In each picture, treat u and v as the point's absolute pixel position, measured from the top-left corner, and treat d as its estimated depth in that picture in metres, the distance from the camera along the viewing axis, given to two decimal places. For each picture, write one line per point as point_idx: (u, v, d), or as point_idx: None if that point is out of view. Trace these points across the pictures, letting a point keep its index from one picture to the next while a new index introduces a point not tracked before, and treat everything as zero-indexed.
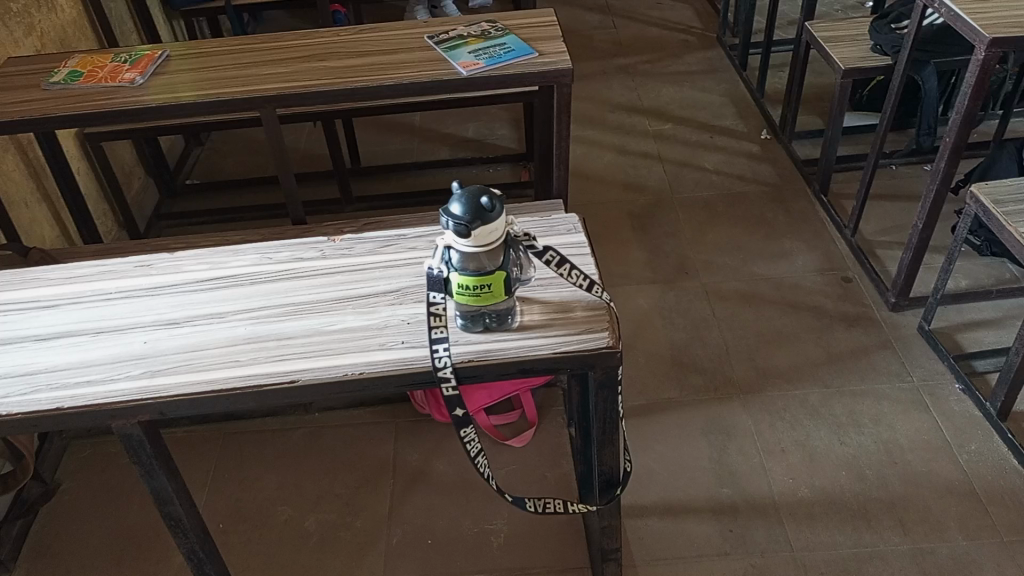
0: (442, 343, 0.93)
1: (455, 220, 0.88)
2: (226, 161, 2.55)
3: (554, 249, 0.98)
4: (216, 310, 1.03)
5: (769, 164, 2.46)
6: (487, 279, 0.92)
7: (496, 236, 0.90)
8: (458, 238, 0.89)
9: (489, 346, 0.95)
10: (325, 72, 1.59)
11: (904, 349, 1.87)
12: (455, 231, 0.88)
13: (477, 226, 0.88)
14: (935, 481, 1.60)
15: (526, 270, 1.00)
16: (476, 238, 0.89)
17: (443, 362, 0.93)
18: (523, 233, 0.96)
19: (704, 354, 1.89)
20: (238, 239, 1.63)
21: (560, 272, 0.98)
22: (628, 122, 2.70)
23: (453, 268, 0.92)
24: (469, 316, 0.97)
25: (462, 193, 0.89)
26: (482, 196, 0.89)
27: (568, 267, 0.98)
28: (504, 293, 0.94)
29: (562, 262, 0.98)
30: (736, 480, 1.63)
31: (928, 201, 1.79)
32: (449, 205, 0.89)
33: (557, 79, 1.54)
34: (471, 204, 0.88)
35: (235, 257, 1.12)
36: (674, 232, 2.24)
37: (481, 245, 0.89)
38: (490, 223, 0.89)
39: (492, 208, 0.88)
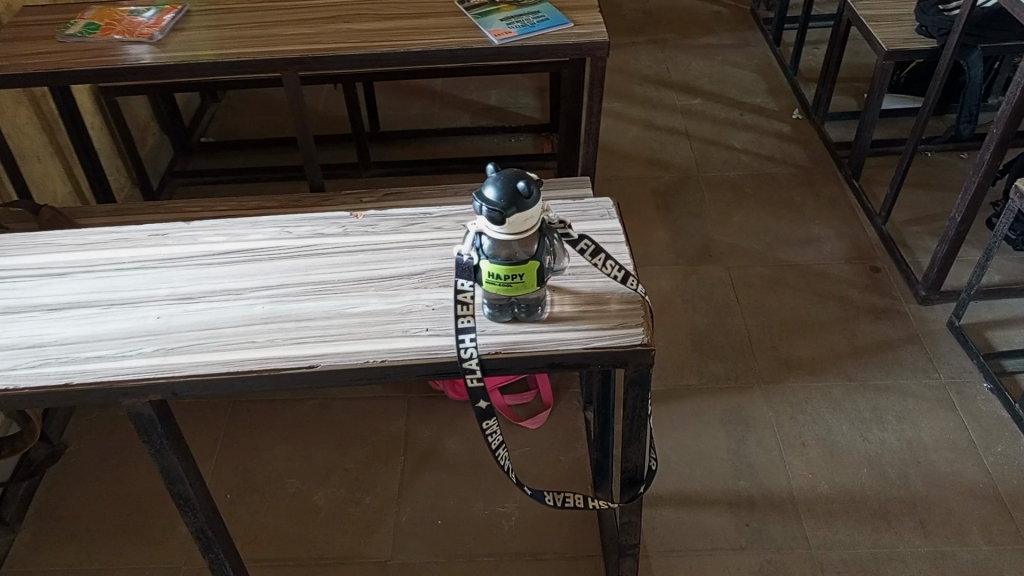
0: (468, 333, 0.90)
1: (489, 205, 0.84)
2: (242, 120, 2.49)
3: (589, 239, 0.94)
4: (233, 286, 0.99)
5: (800, 145, 2.39)
6: (518, 268, 0.87)
7: (530, 225, 0.86)
8: (491, 224, 0.85)
9: (518, 338, 0.91)
10: (350, 36, 1.52)
11: (932, 345, 1.82)
12: (488, 217, 0.84)
13: (512, 212, 0.83)
14: (959, 483, 1.56)
15: (559, 260, 0.95)
16: (509, 225, 0.84)
17: (469, 351, 0.89)
18: (558, 220, 0.92)
19: (726, 340, 1.85)
20: (256, 206, 1.58)
21: (595, 261, 0.94)
22: (655, 95, 2.62)
23: (482, 255, 0.88)
24: (497, 305, 0.93)
25: (499, 177, 0.84)
26: (518, 180, 0.84)
27: (603, 257, 0.94)
28: (535, 285, 0.89)
29: (597, 251, 0.94)
30: (753, 472, 1.59)
31: (968, 195, 1.72)
32: (483, 188, 0.84)
33: (591, 52, 1.47)
34: (507, 189, 0.84)
35: (253, 230, 1.08)
36: (699, 212, 2.18)
37: (513, 233, 0.85)
38: (527, 210, 0.84)
39: (528, 194, 0.84)
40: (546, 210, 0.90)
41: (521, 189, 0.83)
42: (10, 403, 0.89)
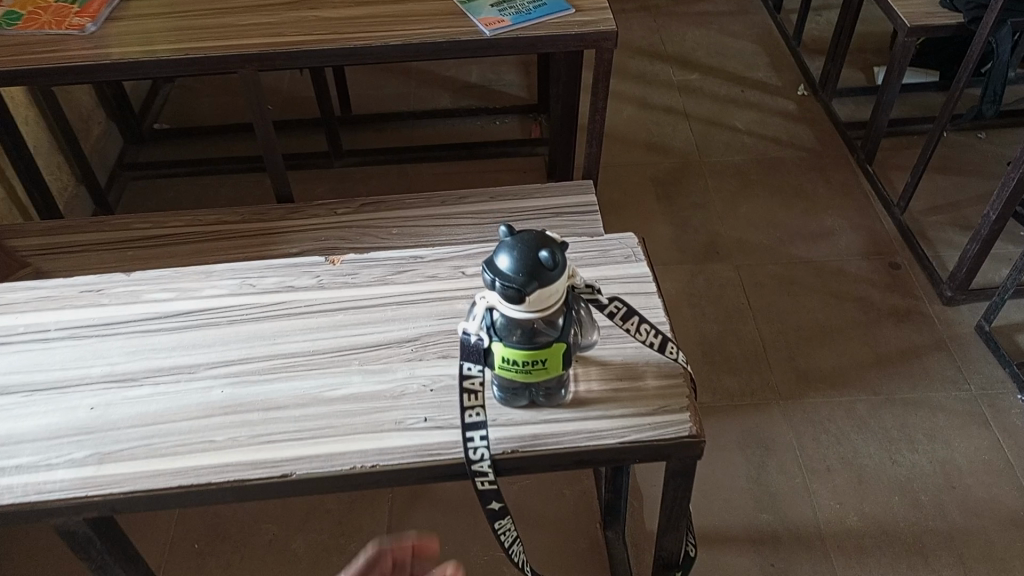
0: (478, 431, 0.73)
1: (504, 280, 0.66)
2: (199, 103, 2.26)
3: (620, 300, 0.79)
4: (185, 362, 0.81)
5: (807, 125, 2.22)
6: (541, 352, 0.70)
7: (554, 301, 0.68)
8: (506, 301, 0.68)
9: (538, 430, 0.75)
10: (318, 26, 1.31)
11: (960, 352, 1.69)
12: (503, 294, 0.67)
13: (534, 288, 0.66)
14: (998, 511, 1.44)
15: (589, 333, 0.78)
16: (529, 302, 0.67)
17: (479, 453, 0.72)
18: (586, 284, 0.76)
19: (739, 349, 1.70)
20: (215, 221, 1.39)
21: (626, 326, 0.78)
22: (649, 70, 2.43)
23: (494, 336, 0.71)
24: (510, 390, 0.76)
25: (516, 243, 0.67)
26: (541, 248, 0.67)
27: (637, 321, 0.78)
28: (560, 370, 0.72)
29: (629, 315, 0.79)
30: (776, 505, 1.46)
31: (1005, 191, 1.57)
32: (496, 258, 0.67)
33: (597, 43, 1.29)
34: (525, 258, 0.67)
35: (208, 282, 0.90)
36: (703, 203, 2.02)
37: (534, 310, 0.68)
38: (551, 284, 0.67)
39: (553, 265, 0.67)
40: (574, 276, 0.73)
41: (544, 259, 0.66)
42: None
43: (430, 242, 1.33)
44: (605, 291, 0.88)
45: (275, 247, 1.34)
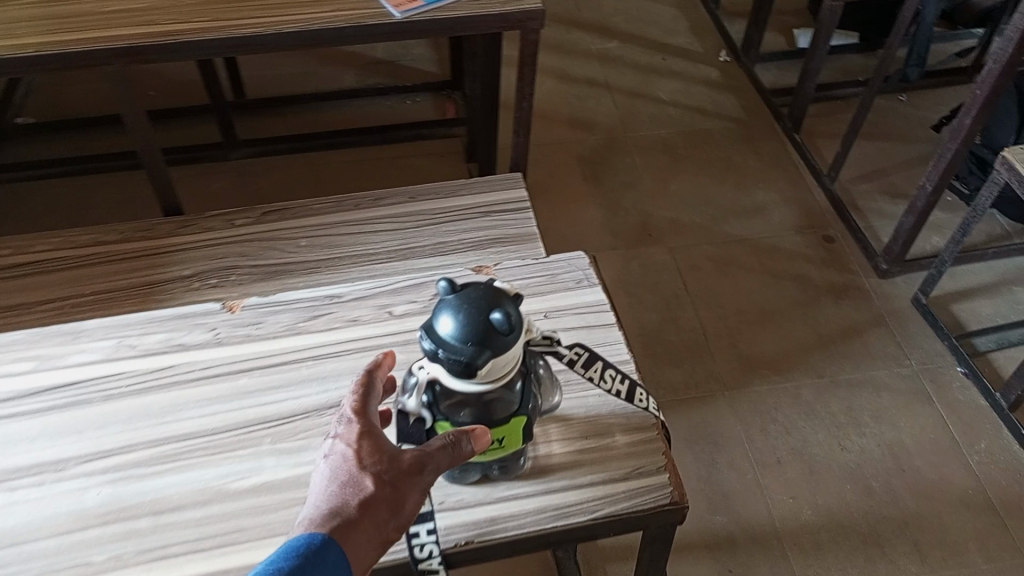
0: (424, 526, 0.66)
1: (454, 350, 0.60)
2: (69, 92, 2.01)
3: (582, 345, 0.71)
4: (58, 455, 0.72)
5: (731, 93, 2.15)
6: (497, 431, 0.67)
7: (509, 366, 0.63)
8: (455, 373, 0.62)
9: (494, 513, 0.67)
10: (197, 12, 1.13)
11: (899, 327, 1.65)
12: (452, 364, 0.61)
13: (487, 358, 0.60)
14: (948, 492, 1.42)
15: (550, 396, 0.74)
16: (483, 372, 0.62)
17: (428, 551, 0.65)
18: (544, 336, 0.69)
19: (680, 339, 1.63)
20: (91, 243, 1.20)
21: (589, 374, 0.71)
22: (567, 39, 2.30)
23: (438, 413, 0.66)
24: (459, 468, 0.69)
25: (463, 304, 0.61)
26: (492, 310, 0.61)
27: (600, 368, 0.71)
28: (519, 444, 0.69)
29: (592, 361, 0.71)
30: (729, 505, 1.40)
31: (943, 161, 1.52)
32: (443, 325, 0.61)
33: (522, 22, 1.15)
34: (474, 322, 0.61)
35: (79, 345, 0.80)
36: (632, 182, 1.92)
37: (490, 380, 0.63)
38: (507, 350, 0.61)
39: (507, 329, 0.61)
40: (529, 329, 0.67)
41: (496, 323, 0.60)
42: None
43: (346, 254, 1.18)
44: (560, 326, 0.80)
45: (166, 270, 1.16)
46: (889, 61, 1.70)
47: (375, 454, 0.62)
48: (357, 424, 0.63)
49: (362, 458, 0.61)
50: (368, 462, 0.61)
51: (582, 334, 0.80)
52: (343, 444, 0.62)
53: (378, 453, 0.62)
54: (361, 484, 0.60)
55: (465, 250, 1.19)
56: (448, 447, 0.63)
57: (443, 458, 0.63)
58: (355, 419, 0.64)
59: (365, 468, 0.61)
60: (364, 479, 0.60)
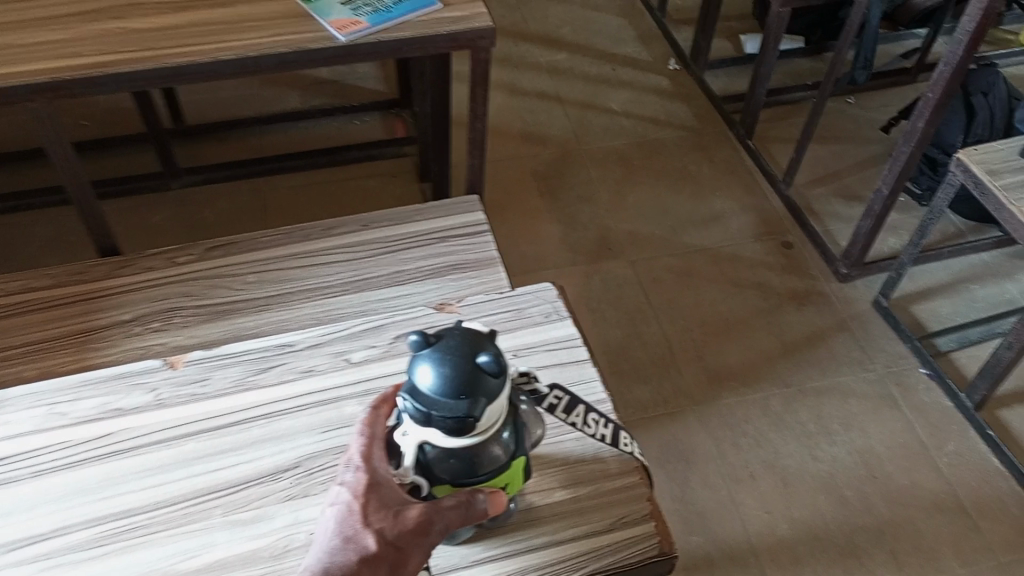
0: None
1: (449, 406, 0.61)
2: None
3: (562, 389, 0.73)
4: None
5: (682, 101, 2.14)
6: (501, 478, 0.69)
7: (500, 406, 0.64)
8: (452, 428, 0.63)
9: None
10: (126, 41, 1.06)
11: (862, 331, 1.65)
12: (450, 420, 0.62)
13: (482, 405, 0.61)
14: (920, 496, 1.41)
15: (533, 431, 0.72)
16: (479, 419, 0.63)
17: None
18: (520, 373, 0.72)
19: (646, 355, 1.61)
20: (21, 288, 1.12)
21: (572, 419, 0.73)
22: (515, 51, 2.27)
23: (435, 475, 0.67)
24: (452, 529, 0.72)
25: (445, 354, 0.61)
26: (474, 355, 0.61)
27: (582, 412, 0.73)
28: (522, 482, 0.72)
29: (572, 406, 0.73)
30: (705, 524, 1.38)
31: (898, 164, 1.51)
32: (431, 383, 0.60)
33: (472, 41, 1.11)
34: (461, 371, 0.60)
35: (8, 417, 0.80)
36: (589, 195, 1.90)
37: (486, 424, 0.64)
38: (497, 391, 0.62)
39: (493, 371, 0.61)
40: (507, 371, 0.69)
41: (483, 369, 0.60)
42: None
43: (298, 289, 1.13)
44: (533, 363, 0.86)
45: (105, 314, 1.09)
46: (839, 64, 1.70)
47: (381, 510, 0.63)
48: (365, 475, 0.64)
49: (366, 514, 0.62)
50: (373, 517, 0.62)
51: (554, 371, 0.85)
52: (349, 496, 0.63)
53: (383, 510, 0.63)
54: (365, 539, 0.60)
55: (424, 279, 1.14)
56: (460, 507, 0.65)
57: (452, 519, 0.64)
58: (363, 469, 0.65)
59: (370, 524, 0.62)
60: (367, 534, 0.61)
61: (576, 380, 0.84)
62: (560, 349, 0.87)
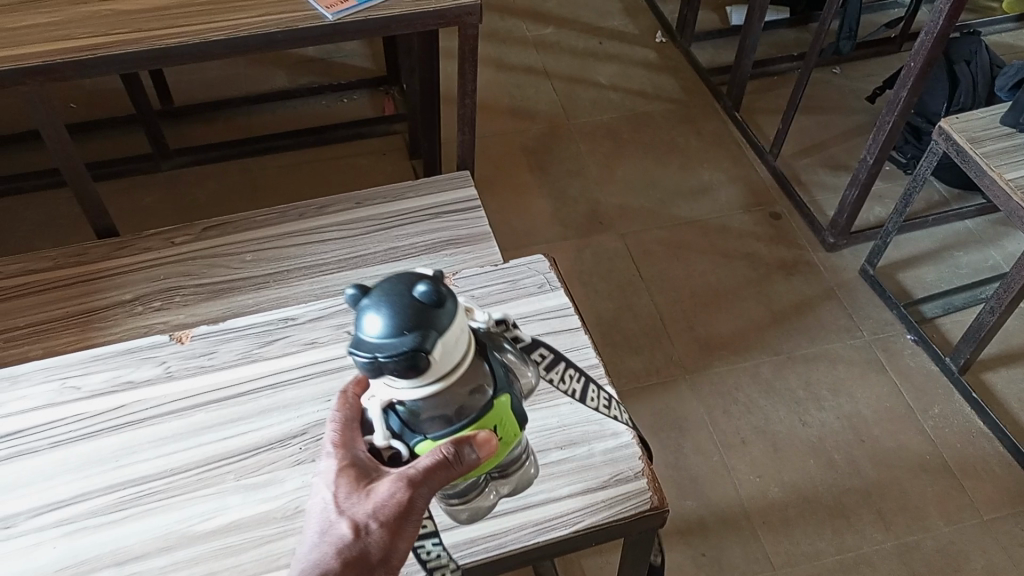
0: (429, 538, 0.68)
1: (396, 345, 0.52)
2: None
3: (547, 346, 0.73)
4: (11, 510, 0.73)
5: (669, 74, 2.15)
6: (490, 418, 0.62)
7: (458, 344, 0.56)
8: (409, 377, 0.53)
9: (491, 530, 0.74)
10: (115, 22, 1.07)
11: (849, 298, 1.68)
12: (403, 364, 0.52)
13: (435, 338, 0.53)
14: (906, 457, 1.45)
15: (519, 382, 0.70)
16: (437, 360, 0.54)
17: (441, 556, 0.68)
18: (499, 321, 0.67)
19: (637, 326, 1.63)
20: (20, 271, 1.13)
21: (551, 375, 0.73)
22: (502, 27, 2.27)
23: (411, 434, 0.60)
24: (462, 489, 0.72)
25: (383, 294, 0.54)
26: (414, 287, 0.54)
27: (561, 369, 0.74)
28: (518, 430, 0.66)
29: (554, 362, 0.73)
30: (698, 488, 1.41)
31: (882, 134, 1.54)
32: (372, 325, 0.53)
33: (460, 17, 1.12)
34: (404, 305, 0.53)
35: (18, 392, 0.82)
36: (578, 169, 1.91)
37: (445, 366, 0.55)
38: (448, 323, 0.54)
39: (438, 299, 0.54)
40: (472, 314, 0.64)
41: (426, 297, 0.53)
42: None
43: (295, 266, 1.14)
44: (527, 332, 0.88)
45: (105, 295, 1.11)
46: (824, 34, 1.71)
47: (354, 492, 0.61)
48: (335, 460, 0.62)
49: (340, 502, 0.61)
50: (344, 506, 0.60)
51: (547, 338, 0.87)
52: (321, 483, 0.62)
53: (356, 494, 0.60)
54: (339, 531, 0.59)
55: (419, 254, 1.16)
56: (442, 463, 0.59)
57: (436, 479, 0.59)
58: (334, 454, 0.62)
59: (343, 512, 0.60)
60: (340, 525, 0.60)
61: (570, 347, 0.87)
62: (553, 319, 0.89)
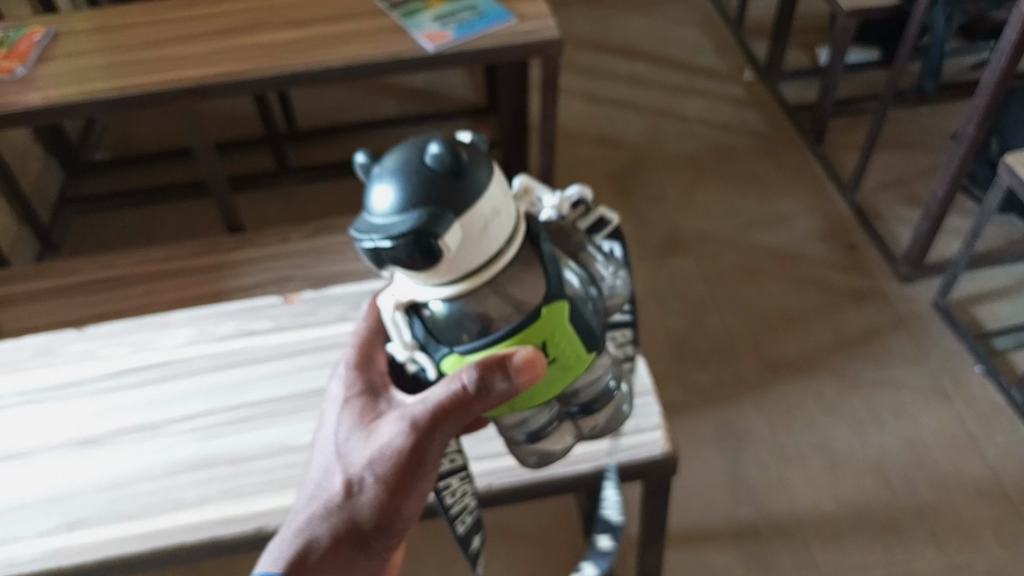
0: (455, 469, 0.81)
1: (403, 221, 0.57)
2: (139, 128, 2.22)
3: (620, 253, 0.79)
4: (152, 420, 0.90)
5: (755, 110, 2.25)
6: (539, 331, 0.66)
7: (476, 221, 0.60)
8: (421, 254, 0.58)
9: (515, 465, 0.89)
10: (257, 52, 1.29)
11: (919, 328, 1.71)
12: (410, 241, 0.57)
13: (441, 212, 0.58)
14: (964, 482, 1.47)
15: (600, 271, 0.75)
16: (448, 236, 0.58)
17: (466, 506, 0.80)
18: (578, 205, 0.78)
19: (706, 342, 1.71)
20: (166, 259, 1.36)
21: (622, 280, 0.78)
22: (597, 65, 2.44)
23: (437, 346, 0.67)
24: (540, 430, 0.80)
25: (397, 171, 0.59)
26: (425, 160, 0.59)
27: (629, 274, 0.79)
28: (585, 349, 0.70)
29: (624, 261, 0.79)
30: (753, 495, 1.46)
31: (952, 167, 1.59)
32: (383, 203, 0.58)
33: (543, 51, 1.28)
34: (413, 181, 0.58)
35: (163, 335, 1.00)
36: (660, 196, 2.03)
37: (461, 240, 0.59)
38: (460, 194, 0.59)
39: (448, 171, 0.58)
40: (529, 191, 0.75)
41: (434, 171, 0.58)
42: None
43: None
44: None
45: (233, 280, 1.31)
46: (899, 75, 1.79)
47: (355, 450, 0.72)
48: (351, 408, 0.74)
49: (346, 458, 0.73)
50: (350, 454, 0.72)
51: None
52: (335, 443, 0.74)
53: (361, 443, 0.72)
54: (334, 489, 0.71)
55: None
56: (444, 412, 0.66)
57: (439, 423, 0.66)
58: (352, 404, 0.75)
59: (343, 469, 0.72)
60: (342, 474, 0.71)
61: None
62: None
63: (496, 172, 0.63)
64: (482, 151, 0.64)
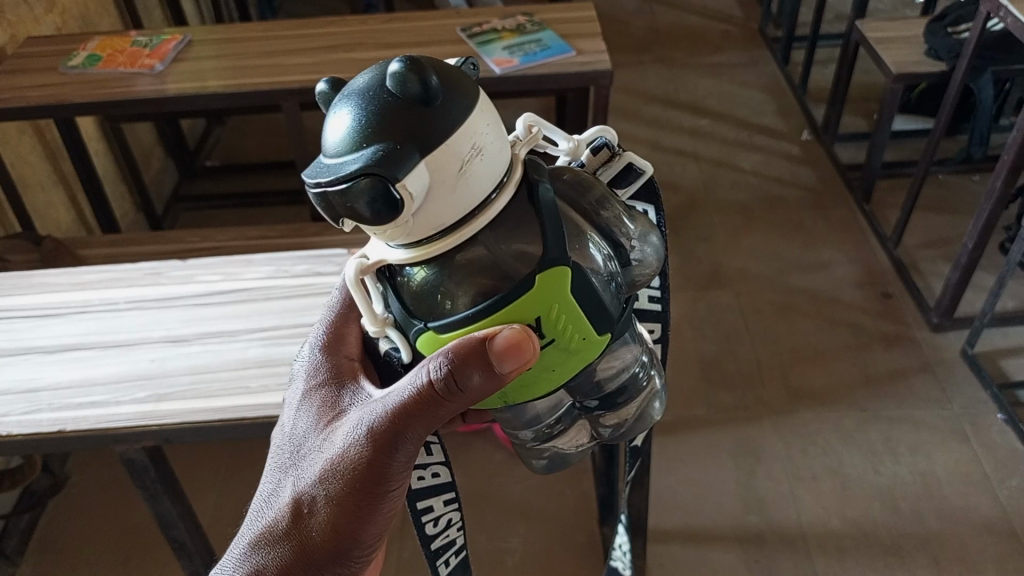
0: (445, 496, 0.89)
1: (357, 159, 0.51)
2: (248, 142, 2.51)
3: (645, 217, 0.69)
4: (227, 328, 0.98)
5: (809, 167, 2.37)
6: (534, 298, 0.57)
7: (450, 161, 0.53)
8: (378, 200, 0.51)
9: None
10: (352, 65, 1.51)
11: (945, 373, 1.78)
12: (365, 182, 0.50)
13: (402, 146, 0.51)
14: (973, 517, 1.51)
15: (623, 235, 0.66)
16: (412, 177, 0.51)
17: (449, 538, 0.89)
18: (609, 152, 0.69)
19: (736, 368, 1.82)
20: (258, 237, 1.58)
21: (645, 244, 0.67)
22: (663, 117, 2.62)
23: (412, 324, 0.61)
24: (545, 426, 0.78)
25: (354, 100, 0.53)
26: (385, 84, 0.53)
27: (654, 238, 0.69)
28: (596, 331, 0.61)
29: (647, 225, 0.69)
30: (762, 507, 1.55)
31: (981, 220, 1.68)
32: (337, 138, 0.52)
33: (596, 80, 1.46)
34: (371, 110, 0.52)
35: (249, 268, 1.08)
36: (707, 237, 2.16)
37: (430, 180, 0.52)
38: (427, 125, 0.52)
39: (412, 96, 0.52)
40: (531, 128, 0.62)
41: (395, 96, 0.52)
42: (17, 450, 0.88)
43: None
44: None
45: None
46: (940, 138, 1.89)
47: (310, 466, 0.71)
48: (311, 413, 0.74)
49: (302, 472, 0.71)
50: (305, 467, 0.71)
51: None
52: (295, 452, 0.73)
53: (319, 452, 0.71)
54: (288, 506, 0.70)
55: None
56: (407, 415, 0.64)
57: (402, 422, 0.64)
58: (311, 411, 0.74)
59: (297, 490, 0.71)
60: (297, 489, 0.70)
61: None
62: None
63: (485, 104, 0.56)
64: (468, 76, 0.57)
